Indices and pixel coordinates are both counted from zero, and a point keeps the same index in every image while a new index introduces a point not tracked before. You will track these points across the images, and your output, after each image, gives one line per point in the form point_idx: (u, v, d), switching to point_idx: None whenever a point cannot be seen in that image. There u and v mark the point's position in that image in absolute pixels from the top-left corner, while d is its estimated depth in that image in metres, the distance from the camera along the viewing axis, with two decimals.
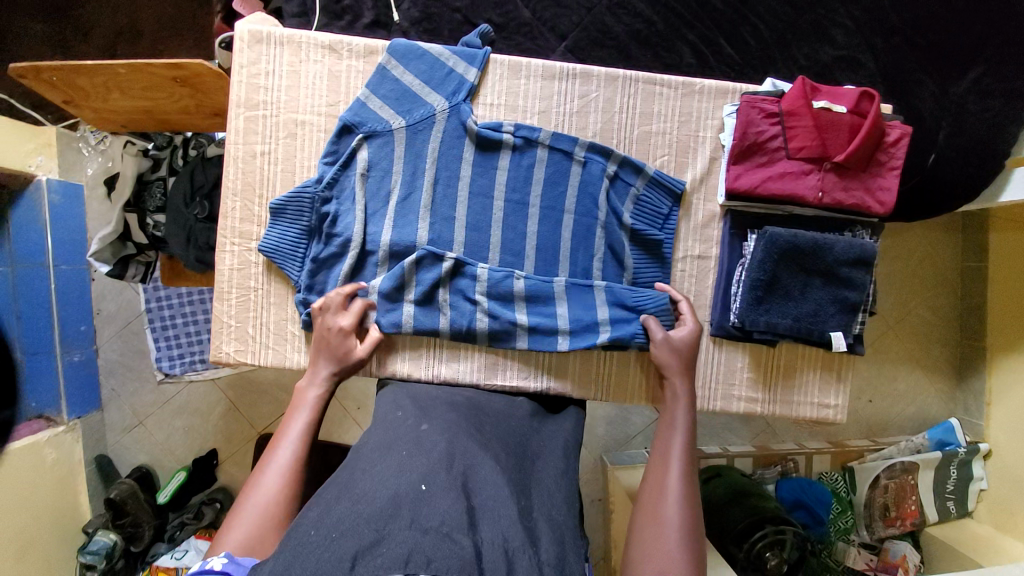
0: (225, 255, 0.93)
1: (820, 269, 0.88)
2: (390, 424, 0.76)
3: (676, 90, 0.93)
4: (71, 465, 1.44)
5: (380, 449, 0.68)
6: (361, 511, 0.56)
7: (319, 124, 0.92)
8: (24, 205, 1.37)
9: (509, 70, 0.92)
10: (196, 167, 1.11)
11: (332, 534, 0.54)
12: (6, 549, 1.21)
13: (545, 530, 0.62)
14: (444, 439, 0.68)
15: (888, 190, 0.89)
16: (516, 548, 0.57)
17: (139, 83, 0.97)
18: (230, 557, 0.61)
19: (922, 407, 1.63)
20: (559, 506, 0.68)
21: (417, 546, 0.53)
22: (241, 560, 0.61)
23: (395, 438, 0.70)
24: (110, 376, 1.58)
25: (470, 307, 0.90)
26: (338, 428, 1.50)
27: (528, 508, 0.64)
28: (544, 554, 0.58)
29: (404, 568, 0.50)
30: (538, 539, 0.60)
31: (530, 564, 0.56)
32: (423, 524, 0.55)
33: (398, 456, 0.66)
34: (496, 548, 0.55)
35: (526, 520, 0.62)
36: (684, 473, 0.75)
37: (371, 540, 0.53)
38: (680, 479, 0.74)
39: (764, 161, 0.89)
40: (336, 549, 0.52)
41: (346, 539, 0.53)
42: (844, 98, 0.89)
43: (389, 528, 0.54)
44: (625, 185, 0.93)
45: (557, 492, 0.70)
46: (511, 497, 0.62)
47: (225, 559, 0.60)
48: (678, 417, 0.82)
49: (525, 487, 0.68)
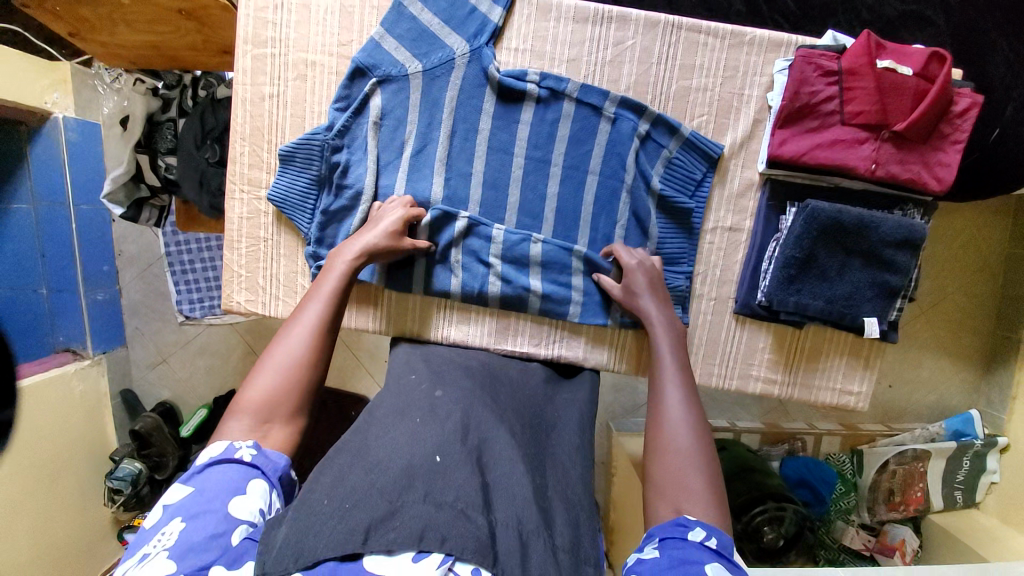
0: (234, 203, 0.90)
1: (862, 250, 0.82)
2: (403, 388, 0.74)
3: (723, 40, 0.84)
4: (99, 396, 1.50)
5: (393, 414, 0.67)
6: (375, 481, 0.56)
7: (330, 65, 0.86)
8: (42, 142, 1.35)
9: (538, 10, 0.84)
10: (206, 108, 1.07)
11: (344, 505, 0.53)
12: (39, 470, 1.29)
13: (560, 512, 0.61)
14: (459, 409, 0.67)
15: (949, 165, 0.80)
16: (530, 531, 0.56)
17: (144, 16, 0.92)
18: (259, 449, 0.61)
19: (943, 396, 1.58)
20: (574, 485, 0.67)
21: (431, 522, 0.52)
22: (270, 453, 0.61)
23: (408, 404, 0.69)
24: (133, 315, 1.62)
25: (483, 269, 0.87)
26: (352, 377, 1.52)
27: (543, 488, 0.63)
28: (559, 538, 0.57)
29: (418, 545, 0.50)
30: (552, 521, 0.59)
31: (545, 550, 0.55)
32: (436, 499, 0.55)
33: (413, 423, 0.65)
34: (510, 530, 0.55)
35: (542, 501, 0.61)
36: (683, 403, 0.69)
37: (384, 512, 0.52)
38: (681, 410, 0.68)
39: (814, 126, 0.80)
40: (348, 520, 0.51)
41: (360, 510, 0.52)
42: (913, 57, 0.79)
43: (403, 501, 0.54)
44: (657, 146, 0.86)
45: (572, 470, 0.69)
46: (526, 474, 0.61)
47: (254, 451, 0.60)
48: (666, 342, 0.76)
49: (540, 464, 0.67)
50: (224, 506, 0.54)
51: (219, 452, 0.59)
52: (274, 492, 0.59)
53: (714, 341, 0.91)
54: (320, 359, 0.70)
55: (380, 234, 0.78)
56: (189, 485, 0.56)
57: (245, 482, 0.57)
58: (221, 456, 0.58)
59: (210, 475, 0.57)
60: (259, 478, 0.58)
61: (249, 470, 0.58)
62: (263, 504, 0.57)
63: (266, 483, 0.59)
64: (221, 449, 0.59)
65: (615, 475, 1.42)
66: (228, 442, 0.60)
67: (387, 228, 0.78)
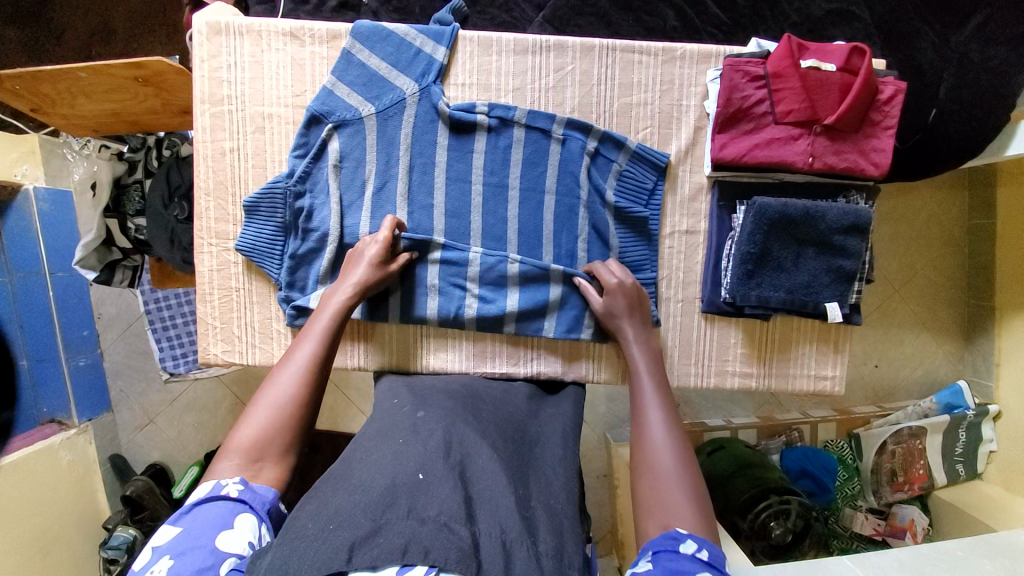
0: (204, 256, 0.92)
1: (814, 239, 0.85)
2: (386, 412, 0.75)
3: (656, 57, 0.89)
4: (88, 464, 1.46)
5: (376, 437, 0.68)
6: (358, 500, 0.56)
7: (286, 116, 0.89)
8: (14, 214, 1.34)
9: (480, 46, 0.88)
10: (172, 167, 1.09)
11: (328, 526, 0.53)
12: (30, 549, 1.24)
13: (543, 518, 0.61)
14: (441, 426, 0.68)
15: (883, 150, 0.84)
16: (513, 539, 0.56)
17: (102, 86, 0.95)
18: (246, 484, 0.61)
19: (929, 369, 1.61)
20: (557, 494, 0.67)
21: (414, 535, 0.53)
22: (256, 488, 0.62)
23: (392, 426, 0.70)
24: (117, 378, 1.60)
25: (458, 292, 0.89)
26: (343, 418, 1.51)
27: (526, 496, 0.64)
28: (543, 545, 0.58)
29: (401, 559, 0.51)
30: (536, 529, 0.60)
31: (528, 555, 0.55)
32: (421, 513, 0.55)
33: (396, 443, 0.65)
34: (493, 539, 0.55)
35: (525, 509, 0.61)
36: (666, 423, 0.71)
37: (368, 530, 0.52)
38: (664, 431, 0.70)
39: (750, 129, 0.85)
40: (333, 540, 0.51)
41: (343, 529, 0.52)
42: (833, 55, 0.84)
43: (387, 517, 0.54)
44: (607, 161, 0.89)
45: (555, 480, 0.70)
46: (508, 486, 0.62)
47: (240, 487, 0.60)
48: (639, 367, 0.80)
49: (523, 475, 0.67)
50: (211, 542, 0.54)
51: (207, 491, 0.59)
52: (264, 524, 0.59)
53: (686, 342, 0.93)
54: (309, 397, 0.70)
55: (366, 268, 0.81)
56: (179, 523, 0.56)
57: (233, 518, 0.57)
58: (208, 494, 0.59)
59: (199, 513, 0.57)
60: (247, 513, 0.59)
61: (236, 506, 0.58)
62: (253, 535, 0.57)
63: (254, 517, 0.59)
64: (209, 488, 0.60)
65: (617, 487, 1.41)
66: (214, 480, 0.61)
67: (374, 260, 0.81)
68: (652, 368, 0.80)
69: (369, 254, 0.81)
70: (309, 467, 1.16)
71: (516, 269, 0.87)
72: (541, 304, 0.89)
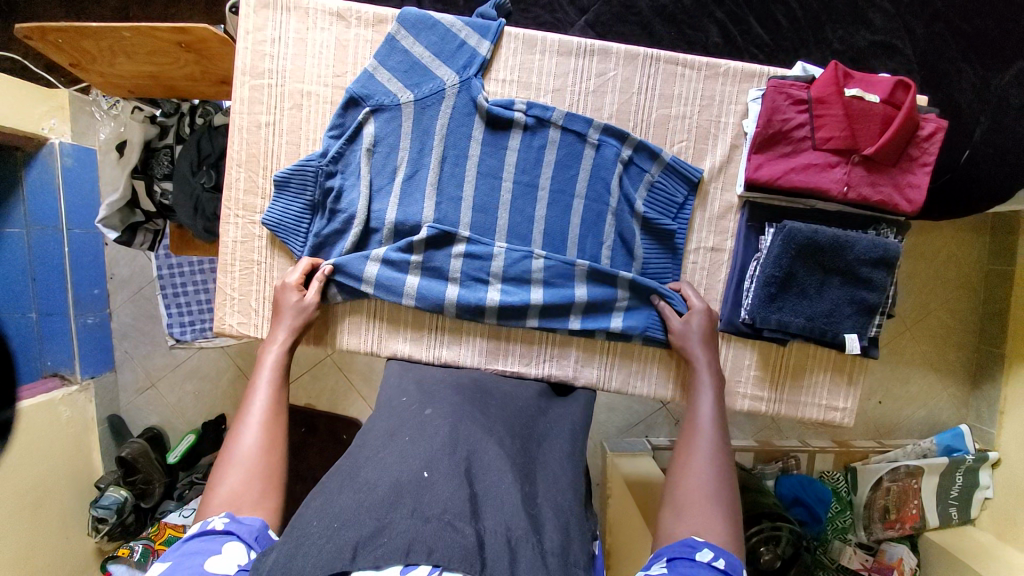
0: (229, 227, 0.92)
1: (840, 268, 0.85)
2: (393, 410, 0.75)
3: (699, 72, 0.89)
4: (85, 423, 1.47)
5: (382, 435, 0.68)
6: (362, 499, 0.56)
7: (325, 95, 0.89)
8: (38, 167, 1.36)
9: (524, 44, 0.88)
10: (202, 136, 1.10)
11: (332, 525, 0.54)
12: (21, 499, 1.25)
13: (549, 517, 0.62)
14: (447, 423, 0.68)
15: (919, 186, 0.84)
16: (518, 538, 0.56)
17: (145, 48, 0.95)
18: (232, 517, 0.61)
19: (933, 411, 1.60)
20: (564, 492, 0.67)
21: (418, 535, 0.53)
22: (243, 518, 0.61)
23: (398, 423, 0.70)
24: (123, 339, 1.61)
25: (481, 286, 0.89)
26: (343, 402, 1.51)
27: (532, 495, 0.64)
28: (548, 543, 0.58)
29: (405, 558, 0.51)
30: (541, 528, 0.59)
31: (534, 555, 0.55)
32: (424, 512, 0.55)
33: (401, 441, 0.65)
34: (498, 537, 0.55)
35: (530, 507, 0.62)
36: (714, 442, 0.73)
37: (371, 530, 0.53)
38: (710, 449, 0.72)
39: (787, 152, 0.84)
40: (336, 539, 0.52)
41: (347, 529, 0.53)
42: (878, 86, 0.83)
43: (390, 517, 0.54)
44: (639, 170, 0.89)
45: (562, 478, 0.69)
46: (515, 483, 0.62)
47: (227, 519, 0.60)
48: (704, 379, 0.81)
49: (530, 474, 0.67)
50: (199, 567, 0.53)
51: (195, 529, 0.59)
52: (252, 552, 0.58)
53: None
54: (275, 440, 0.70)
55: (291, 316, 0.84)
56: (166, 559, 0.55)
57: (220, 546, 0.57)
58: (196, 530, 0.59)
59: (187, 548, 0.56)
60: (235, 541, 0.58)
61: (223, 536, 0.58)
62: (241, 559, 0.56)
63: (242, 544, 0.58)
64: (197, 526, 0.60)
65: (609, 497, 1.40)
66: (203, 519, 0.61)
67: (296, 305, 0.85)
68: (715, 385, 0.81)
69: (292, 300, 0.85)
70: (306, 447, 1.16)
71: (540, 265, 0.87)
72: (567, 301, 0.87)
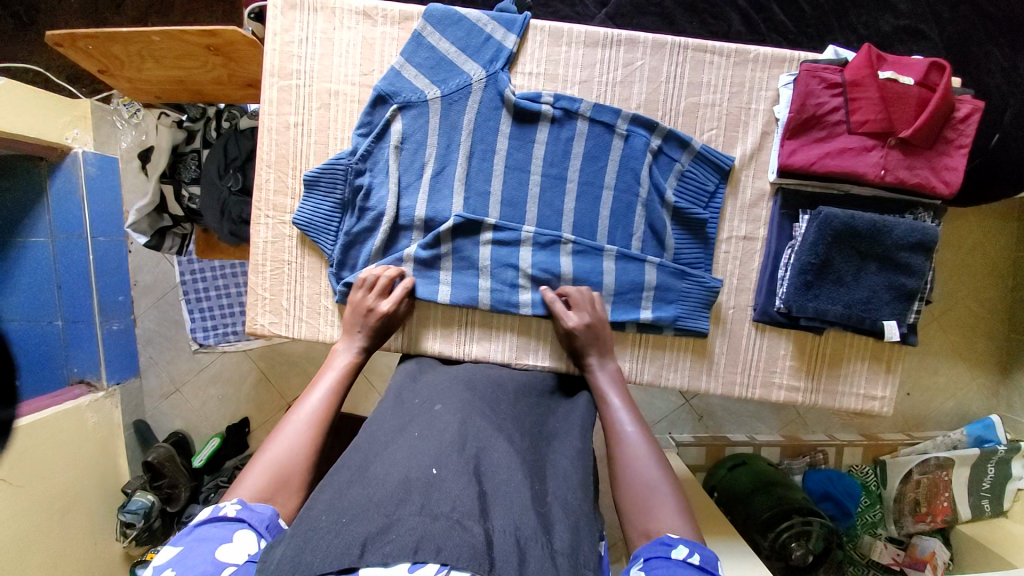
0: (260, 227, 0.92)
1: (878, 254, 0.83)
2: (404, 408, 0.74)
3: (727, 59, 0.88)
4: (111, 427, 1.49)
5: (392, 431, 0.68)
6: (372, 495, 0.55)
7: (352, 94, 0.90)
8: (62, 176, 1.37)
9: (550, 37, 0.88)
10: (229, 140, 1.11)
11: (342, 519, 0.53)
12: (51, 505, 1.26)
13: (559, 515, 0.60)
14: (456, 420, 0.66)
15: (956, 169, 0.82)
16: (527, 537, 0.54)
17: (173, 52, 0.97)
18: (244, 504, 0.60)
19: (962, 402, 1.56)
20: (574, 489, 0.66)
21: (427, 533, 0.51)
22: (254, 506, 0.61)
23: (408, 419, 0.70)
24: (148, 344, 1.64)
25: (511, 273, 0.88)
26: (364, 402, 1.52)
27: (542, 493, 0.63)
28: (558, 542, 0.56)
29: (413, 556, 0.49)
30: (551, 527, 0.58)
31: (542, 554, 0.54)
32: (433, 510, 0.53)
33: (410, 438, 0.64)
34: (507, 536, 0.53)
35: (540, 505, 0.60)
36: (640, 433, 0.73)
37: (380, 526, 0.51)
38: (643, 445, 0.71)
39: (821, 137, 0.83)
40: (345, 535, 0.51)
41: (356, 525, 0.52)
42: (911, 68, 0.82)
43: (399, 513, 0.53)
44: (669, 160, 0.88)
45: (572, 474, 0.68)
46: (524, 482, 0.60)
47: (239, 506, 0.60)
48: (605, 385, 0.81)
49: (540, 470, 0.66)
50: (211, 554, 0.53)
51: (206, 513, 0.59)
52: (264, 540, 0.58)
53: (734, 350, 0.92)
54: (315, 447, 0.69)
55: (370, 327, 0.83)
56: (178, 542, 0.55)
57: (232, 534, 0.56)
58: (207, 515, 0.58)
59: (198, 532, 0.56)
60: (247, 529, 0.57)
61: (234, 524, 0.58)
62: (252, 548, 0.56)
63: (254, 532, 0.58)
64: (208, 510, 0.59)
65: None
66: (214, 503, 0.60)
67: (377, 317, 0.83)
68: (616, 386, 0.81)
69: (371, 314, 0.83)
70: None
71: (569, 249, 0.87)
72: (597, 289, 0.87)
